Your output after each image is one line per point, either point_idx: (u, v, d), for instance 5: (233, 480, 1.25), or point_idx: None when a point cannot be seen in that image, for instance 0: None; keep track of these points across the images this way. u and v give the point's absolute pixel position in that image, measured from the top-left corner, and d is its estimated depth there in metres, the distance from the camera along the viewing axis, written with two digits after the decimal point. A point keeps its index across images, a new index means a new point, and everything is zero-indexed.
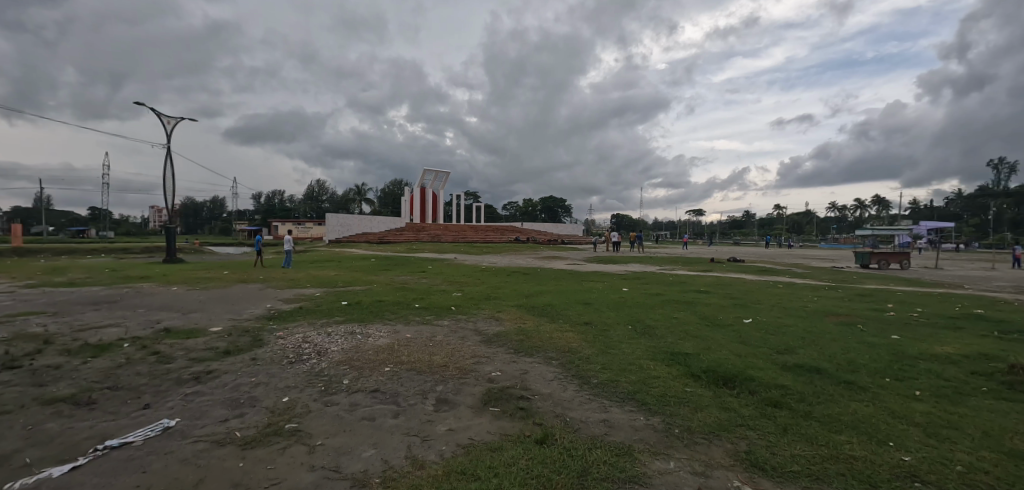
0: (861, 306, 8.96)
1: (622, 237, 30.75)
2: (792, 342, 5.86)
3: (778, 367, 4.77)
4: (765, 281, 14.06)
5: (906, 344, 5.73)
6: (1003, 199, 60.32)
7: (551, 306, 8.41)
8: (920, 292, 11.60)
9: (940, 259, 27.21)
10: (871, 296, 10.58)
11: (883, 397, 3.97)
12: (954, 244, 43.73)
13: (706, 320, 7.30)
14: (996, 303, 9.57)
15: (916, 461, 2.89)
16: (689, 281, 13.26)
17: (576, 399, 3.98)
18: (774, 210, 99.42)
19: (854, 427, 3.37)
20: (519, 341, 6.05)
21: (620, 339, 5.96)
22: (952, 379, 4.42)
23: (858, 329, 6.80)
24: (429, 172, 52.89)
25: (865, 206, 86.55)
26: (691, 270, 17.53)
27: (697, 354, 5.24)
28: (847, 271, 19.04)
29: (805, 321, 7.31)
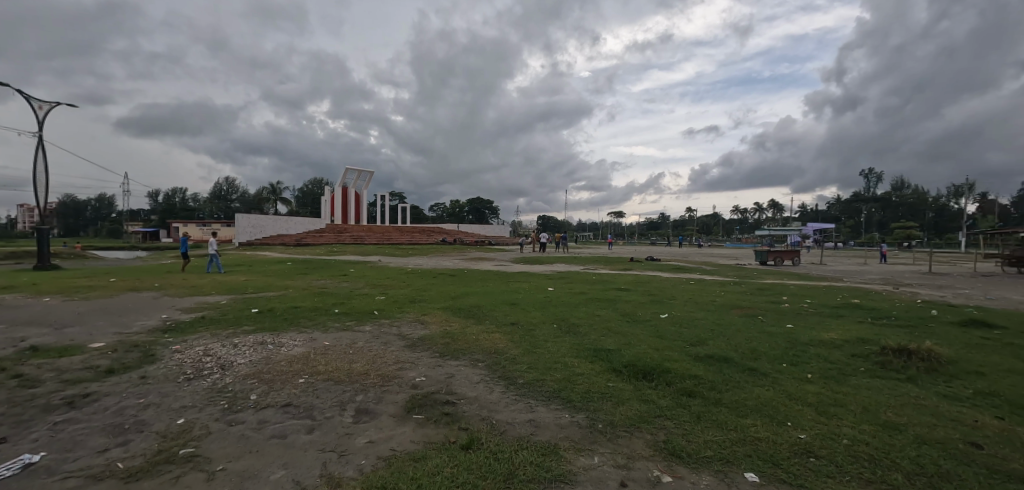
0: (761, 299, 9.86)
1: (548, 237, 31.48)
2: (703, 334, 6.27)
3: (691, 359, 5.05)
4: (679, 278, 15.00)
5: (799, 332, 6.38)
6: (870, 204, 69.87)
7: (477, 307, 8.32)
8: (808, 285, 13.03)
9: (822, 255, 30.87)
10: (769, 290, 11.69)
11: (781, 381, 4.35)
12: (834, 244, 49.79)
13: (626, 316, 7.62)
14: (867, 294, 10.98)
15: (810, 438, 3.17)
16: (610, 280, 13.84)
17: (502, 401, 3.91)
18: (686, 213, 107.52)
19: (758, 411, 3.64)
20: (445, 344, 5.89)
21: (546, 338, 6.02)
22: (837, 362, 4.96)
23: (759, 319, 7.47)
24: (352, 172, 50.65)
25: (762, 209, 96.36)
26: (612, 269, 18.30)
27: (619, 349, 5.42)
28: (748, 267, 20.93)
29: (714, 314, 7.90)
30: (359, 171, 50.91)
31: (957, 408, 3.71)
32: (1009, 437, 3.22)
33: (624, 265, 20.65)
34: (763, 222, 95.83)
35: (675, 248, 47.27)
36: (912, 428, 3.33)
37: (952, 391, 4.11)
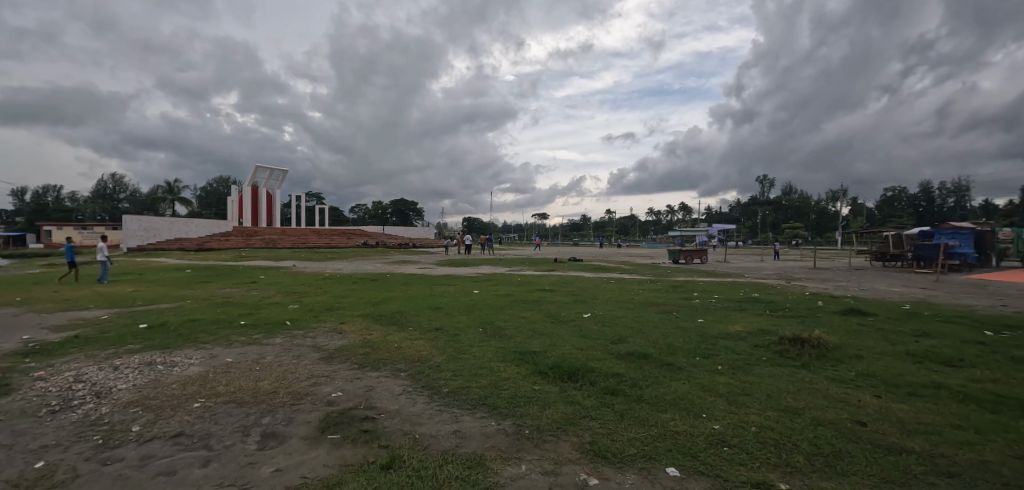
0: (675, 296, 10.49)
1: (474, 239, 31.41)
2: (623, 332, 6.52)
3: (613, 357, 5.20)
4: (602, 278, 15.58)
5: (709, 326, 6.85)
6: (763, 207, 78.14)
7: (400, 314, 7.96)
8: (713, 281, 14.16)
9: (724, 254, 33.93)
10: (681, 287, 12.53)
11: (695, 374, 4.60)
12: (735, 243, 54.96)
13: (551, 317, 7.71)
14: (763, 288, 12.16)
15: (723, 428, 3.35)
16: (535, 281, 14.05)
17: (425, 413, 3.72)
18: (606, 215, 113.02)
19: (676, 405, 3.80)
20: (364, 354, 5.53)
21: (471, 343, 5.89)
22: (742, 353, 5.37)
23: (673, 315, 7.94)
24: (263, 170, 46.92)
25: (673, 212, 104.02)
26: (538, 270, 18.58)
27: (544, 351, 5.44)
28: (663, 266, 22.35)
29: (633, 312, 8.27)
30: (271, 169, 47.23)
31: (843, 390, 4.15)
32: (885, 413, 3.65)
33: (548, 266, 21.17)
34: (674, 223, 103.47)
35: (596, 248, 49.43)
36: (808, 411, 3.66)
37: (839, 374, 4.61)
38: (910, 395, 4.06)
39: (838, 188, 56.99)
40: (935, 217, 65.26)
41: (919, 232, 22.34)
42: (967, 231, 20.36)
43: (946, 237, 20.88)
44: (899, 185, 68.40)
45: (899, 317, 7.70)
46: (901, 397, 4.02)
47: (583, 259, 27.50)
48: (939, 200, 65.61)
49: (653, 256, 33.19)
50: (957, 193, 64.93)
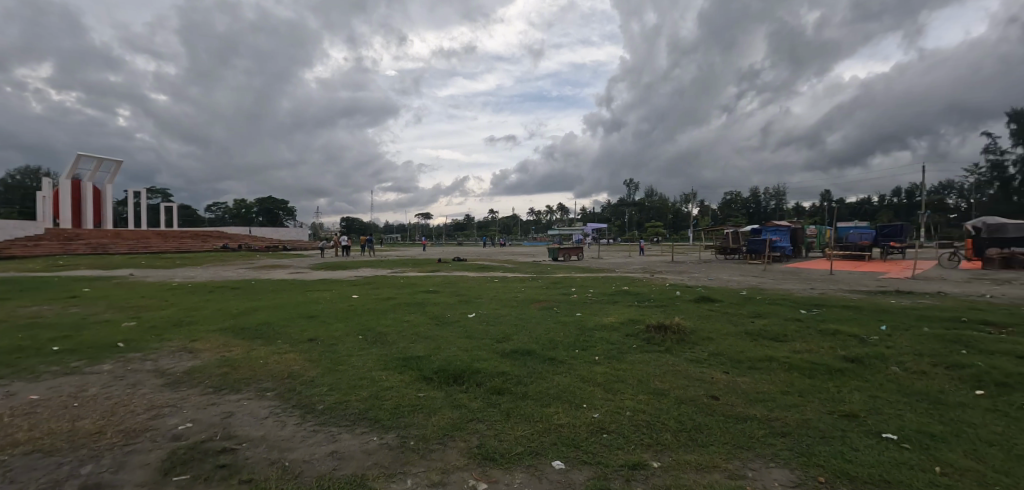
0: (556, 292, 11.06)
1: (355, 241, 29.70)
2: (507, 330, 6.64)
3: (499, 356, 5.25)
4: (488, 277, 15.81)
5: (586, 319, 7.32)
6: (630, 207, 86.67)
7: (268, 325, 7.11)
8: (589, 277, 15.27)
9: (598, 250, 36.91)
10: (560, 283, 13.27)
11: (575, 366, 4.85)
12: (608, 241, 60.11)
13: (436, 320, 7.55)
14: (630, 281, 13.45)
15: (601, 416, 3.56)
16: (420, 282, 13.73)
17: (297, 436, 3.33)
18: (492, 215, 115.46)
19: (558, 398, 3.95)
20: (223, 375, 4.82)
21: (350, 352, 5.48)
22: (615, 342, 5.82)
23: (553, 311, 8.34)
24: (86, 159, 38.85)
25: (553, 212, 110.16)
26: (423, 271, 18.17)
27: (429, 355, 5.29)
28: (544, 263, 23.50)
29: (516, 310, 8.49)
30: (99, 160, 39.36)
31: (699, 369, 4.72)
32: (731, 387, 4.21)
33: (433, 266, 20.88)
34: (554, 223, 109.63)
35: (481, 247, 50.17)
36: (672, 391, 4.06)
37: (695, 355, 5.24)
38: (749, 368, 4.77)
39: (689, 192, 65.57)
40: (759, 217, 78.71)
41: (750, 229, 26.54)
42: (784, 228, 24.66)
43: (770, 233, 25.08)
44: (734, 190, 81.02)
45: (737, 301, 9.08)
46: (742, 371, 4.70)
47: (469, 259, 27.71)
48: (762, 203, 79.27)
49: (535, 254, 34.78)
50: (775, 197, 79.06)
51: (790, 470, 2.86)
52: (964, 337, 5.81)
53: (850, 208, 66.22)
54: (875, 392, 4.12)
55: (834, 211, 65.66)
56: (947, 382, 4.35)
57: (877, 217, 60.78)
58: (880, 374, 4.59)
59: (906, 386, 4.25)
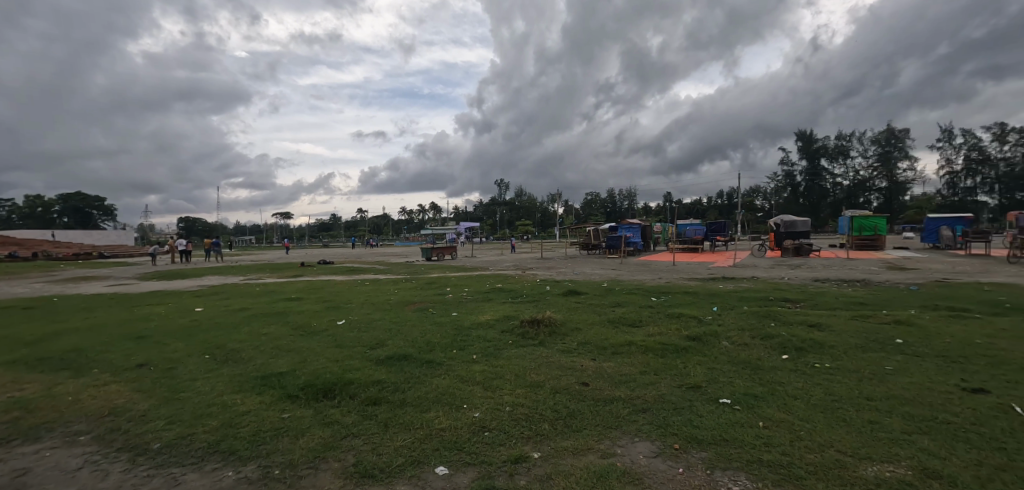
0: (431, 293, 10.90)
1: (193, 245, 25.60)
2: (381, 335, 6.35)
3: (373, 364, 4.98)
4: (357, 280, 14.91)
5: (462, 319, 7.34)
6: (502, 207, 89.62)
7: (77, 353, 5.73)
8: (463, 276, 15.39)
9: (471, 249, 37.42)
10: (435, 283, 13.18)
11: (453, 367, 4.83)
12: (481, 240, 61.27)
13: (300, 330, 6.88)
14: (503, 279, 13.92)
15: (482, 414, 3.59)
16: (279, 289, 12.39)
17: (123, 486, 2.73)
18: (362, 214, 109.46)
19: (438, 401, 3.88)
20: (7, 421, 3.74)
21: (194, 376, 4.70)
22: (492, 339, 5.95)
23: (429, 312, 8.21)
24: None
25: (427, 212, 108.68)
26: (282, 277, 16.42)
27: (293, 370, 4.78)
28: (418, 264, 23.02)
29: (390, 313, 8.17)
30: None
31: (570, 358, 5.05)
32: (599, 372, 4.59)
33: (294, 271, 19.02)
34: (428, 222, 108.22)
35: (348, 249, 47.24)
36: (547, 382, 4.29)
37: (565, 345, 5.61)
38: (612, 354, 5.25)
39: (556, 193, 70.15)
40: (615, 216, 87.83)
41: (608, 227, 29.37)
42: (636, 225, 27.90)
43: (624, 230, 28.08)
44: (594, 191, 89.04)
45: (598, 293, 10.00)
46: (607, 356, 5.17)
47: (335, 262, 25.86)
48: (617, 204, 88.53)
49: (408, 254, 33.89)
50: (627, 198, 88.83)
51: (651, 441, 3.21)
52: (769, 312, 7.20)
53: (684, 208, 77.56)
54: (711, 364, 4.86)
55: (672, 211, 76.21)
56: (762, 350, 5.34)
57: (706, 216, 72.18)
58: (714, 349, 5.45)
59: (733, 357, 5.11)
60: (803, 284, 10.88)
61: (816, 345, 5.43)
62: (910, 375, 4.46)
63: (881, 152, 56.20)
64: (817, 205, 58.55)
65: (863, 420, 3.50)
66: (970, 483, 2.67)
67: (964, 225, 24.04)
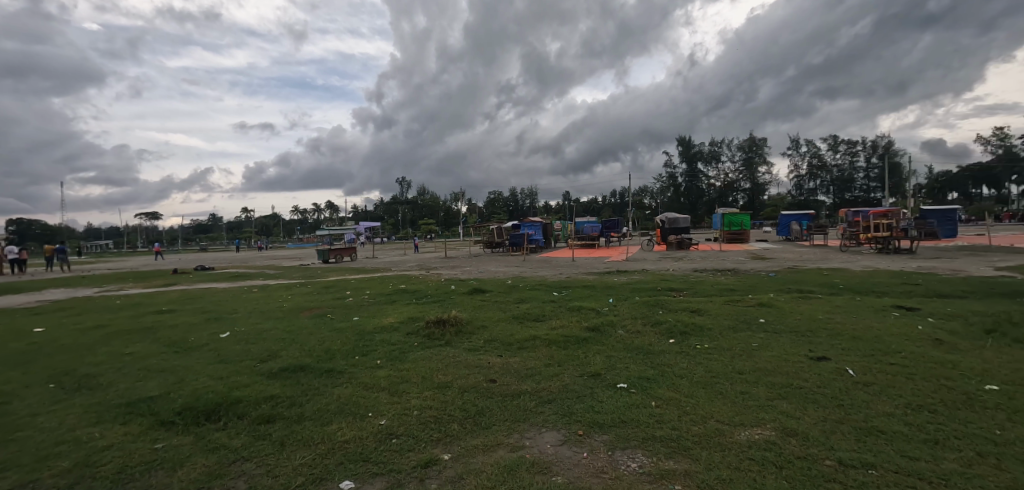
0: (328, 297, 10.23)
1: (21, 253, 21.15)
2: (273, 346, 5.82)
3: (264, 378, 4.55)
4: (240, 287, 13.46)
5: (363, 323, 7.00)
6: (405, 206, 87.15)
7: None
8: (363, 278, 14.69)
9: (372, 250, 35.87)
10: (332, 286, 12.40)
11: (356, 374, 4.60)
12: (382, 240, 58.95)
13: (173, 346, 6.04)
14: (406, 279, 13.56)
15: (389, 421, 3.47)
16: (142, 301, 10.74)
17: None
18: (247, 214, 99.23)
19: (340, 413, 3.66)
20: None
21: (33, 410, 3.90)
22: (397, 343, 5.78)
23: (327, 318, 7.70)
24: None
25: (323, 211, 101.89)
26: (146, 287, 14.26)
27: (166, 393, 4.19)
28: (313, 267, 21.48)
29: (283, 322, 7.52)
30: None
31: (476, 357, 5.09)
32: (505, 368, 4.69)
33: (162, 280, 16.64)
34: (325, 222, 101.54)
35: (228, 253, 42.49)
36: (455, 382, 4.27)
37: (472, 344, 5.63)
38: (518, 349, 5.39)
39: (460, 191, 70.03)
40: (518, 214, 90.04)
41: (512, 224, 30.01)
42: (537, 223, 28.91)
43: (526, 228, 28.92)
44: (498, 191, 90.48)
45: (503, 290, 10.19)
46: (512, 352, 5.29)
47: (214, 267, 23.12)
48: (521, 202, 90.85)
49: (301, 257, 31.44)
50: (530, 197, 91.61)
51: (558, 430, 3.36)
52: (658, 301, 7.91)
53: (582, 206, 81.99)
54: (609, 353, 5.22)
55: (572, 209, 80.18)
56: (652, 336, 5.86)
57: (601, 214, 77.12)
58: (611, 337, 5.85)
59: (628, 344, 5.53)
60: (684, 275, 12.12)
61: (695, 329, 6.09)
62: (770, 350, 5.20)
63: (744, 158, 64.65)
64: (695, 203, 65.63)
65: (736, 391, 4.01)
66: (817, 437, 3.20)
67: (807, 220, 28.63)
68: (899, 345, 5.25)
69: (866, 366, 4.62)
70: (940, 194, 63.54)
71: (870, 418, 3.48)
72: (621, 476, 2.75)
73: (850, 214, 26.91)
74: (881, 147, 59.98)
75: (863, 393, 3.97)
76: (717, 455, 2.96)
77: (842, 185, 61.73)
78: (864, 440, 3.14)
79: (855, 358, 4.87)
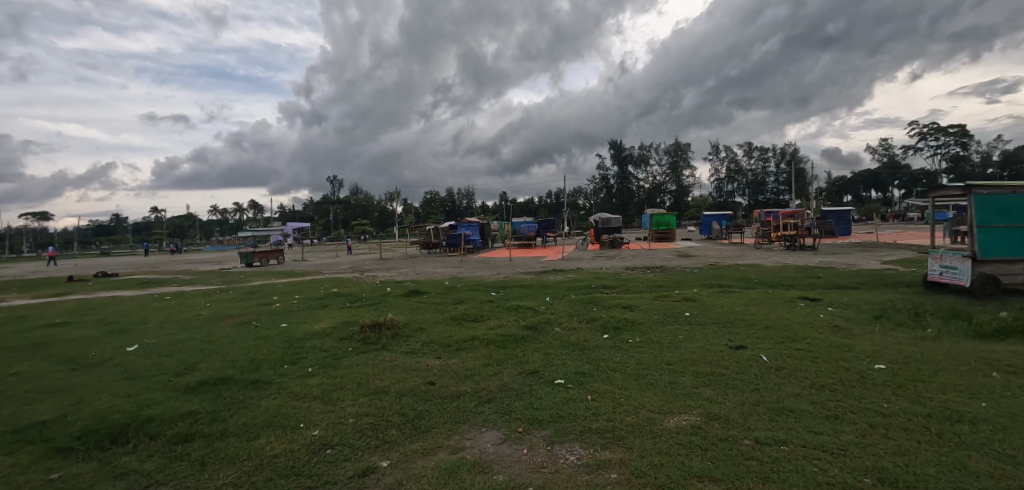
0: (252, 304, 9.58)
1: None
2: (190, 358, 5.37)
3: (180, 393, 4.19)
4: (149, 295, 12.24)
5: (293, 330, 6.64)
6: (337, 206, 83.45)
7: None
8: (292, 282, 13.90)
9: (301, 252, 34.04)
10: (258, 292, 11.63)
11: (286, 384, 4.36)
12: (312, 242, 56.04)
13: (68, 363, 5.37)
14: (339, 283, 13.01)
15: (323, 431, 3.33)
16: (27, 314, 9.43)
17: None
18: (156, 215, 90.11)
19: (269, 426, 3.46)
20: None
21: None
22: (330, 349, 5.54)
23: (253, 325, 7.21)
24: None
25: (246, 211, 95.00)
26: (32, 297, 12.53)
27: (61, 416, 3.73)
28: (234, 271, 20.00)
29: (202, 331, 6.95)
30: None
31: (414, 360, 5.01)
32: (444, 370, 4.65)
33: (51, 289, 14.69)
34: (248, 222, 94.72)
35: (133, 258, 38.30)
36: (392, 387, 4.18)
37: (409, 347, 5.53)
38: (456, 350, 5.37)
39: (396, 191, 68.33)
40: (456, 214, 89.45)
41: (449, 225, 29.74)
42: (475, 224, 28.87)
43: (464, 228, 28.80)
44: (435, 191, 89.28)
45: (441, 291, 10.10)
46: (451, 353, 5.26)
47: (117, 273, 20.79)
48: (458, 202, 90.27)
49: (220, 261, 29.04)
50: (468, 197, 91.22)
51: (498, 429, 3.40)
52: (593, 298, 8.21)
53: (520, 206, 83.06)
54: (547, 350, 5.35)
55: (510, 209, 80.93)
56: (587, 332, 6.08)
57: (539, 214, 78.52)
58: (548, 335, 6.01)
59: (564, 341, 5.70)
60: (617, 273, 12.69)
61: (627, 324, 6.40)
62: (695, 341, 5.59)
63: (671, 161, 68.70)
64: (627, 204, 68.74)
65: (665, 381, 4.27)
66: (736, 419, 3.49)
67: (725, 220, 30.98)
68: (803, 333, 5.85)
69: (777, 352, 5.10)
70: (836, 196, 71.34)
71: (779, 399, 3.85)
72: (560, 470, 2.84)
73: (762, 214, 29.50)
74: (787, 154, 66.27)
75: (775, 377, 4.37)
76: (648, 443, 3.14)
77: (755, 187, 67.45)
78: (775, 419, 3.47)
79: (767, 345, 5.36)
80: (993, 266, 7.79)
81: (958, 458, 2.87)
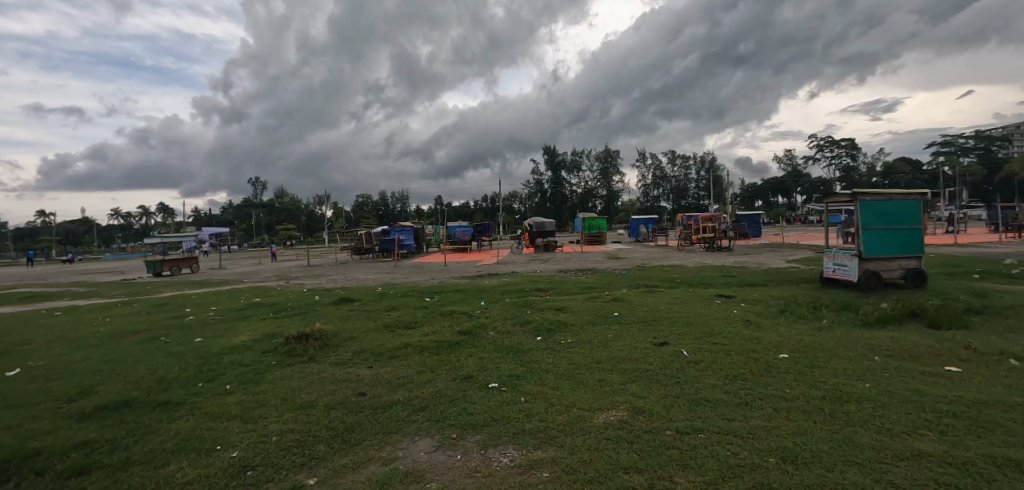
0: (160, 317, 8.71)
1: None
2: (86, 381, 4.78)
3: (74, 421, 3.73)
4: (31, 311, 10.73)
5: (209, 344, 6.12)
6: (260, 209, 78.18)
7: None
8: (206, 292, 12.81)
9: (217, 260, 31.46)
10: (167, 304, 10.60)
11: (200, 404, 4.01)
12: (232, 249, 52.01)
13: None
14: (261, 292, 12.20)
15: (243, 452, 3.11)
16: None
17: None
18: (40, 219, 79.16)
19: (180, 449, 3.18)
20: None
21: None
22: (251, 363, 5.18)
23: (161, 341, 6.56)
24: None
25: (152, 215, 86.18)
26: None
27: None
28: (139, 282, 18.08)
29: (101, 349, 6.22)
30: None
31: (344, 370, 4.81)
32: (376, 380, 4.52)
33: None
34: (155, 227, 85.96)
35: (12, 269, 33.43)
36: (320, 400, 3.99)
37: (339, 357, 5.31)
38: (389, 359, 5.22)
39: (326, 194, 65.41)
40: (391, 218, 87.12)
41: (382, 230, 28.84)
42: (410, 228, 28.24)
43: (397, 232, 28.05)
44: (368, 194, 86.43)
45: (374, 298, 9.79)
46: (384, 362, 5.11)
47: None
48: (392, 206, 88.00)
49: (121, 270, 26.08)
50: (402, 201, 89.11)
51: (432, 436, 3.35)
52: (526, 301, 8.37)
53: (457, 211, 82.57)
54: (482, 354, 5.35)
55: (447, 213, 80.22)
56: (521, 335, 6.18)
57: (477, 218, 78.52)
58: (483, 340, 6.02)
59: (499, 345, 5.74)
60: (552, 276, 13.02)
61: (560, 326, 6.57)
62: (623, 339, 5.87)
63: (602, 167, 71.58)
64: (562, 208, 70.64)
65: (595, 380, 4.44)
66: (660, 412, 3.70)
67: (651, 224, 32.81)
68: (719, 328, 6.33)
69: (696, 347, 5.46)
70: (748, 201, 77.98)
71: (700, 391, 4.13)
72: (494, 473, 2.86)
73: (683, 219, 31.61)
74: (706, 162, 71.55)
75: (694, 370, 4.69)
76: (581, 440, 3.25)
77: (679, 193, 72.08)
78: (695, 410, 3.73)
79: (688, 341, 5.72)
80: (875, 263, 8.89)
81: (847, 434, 3.25)
